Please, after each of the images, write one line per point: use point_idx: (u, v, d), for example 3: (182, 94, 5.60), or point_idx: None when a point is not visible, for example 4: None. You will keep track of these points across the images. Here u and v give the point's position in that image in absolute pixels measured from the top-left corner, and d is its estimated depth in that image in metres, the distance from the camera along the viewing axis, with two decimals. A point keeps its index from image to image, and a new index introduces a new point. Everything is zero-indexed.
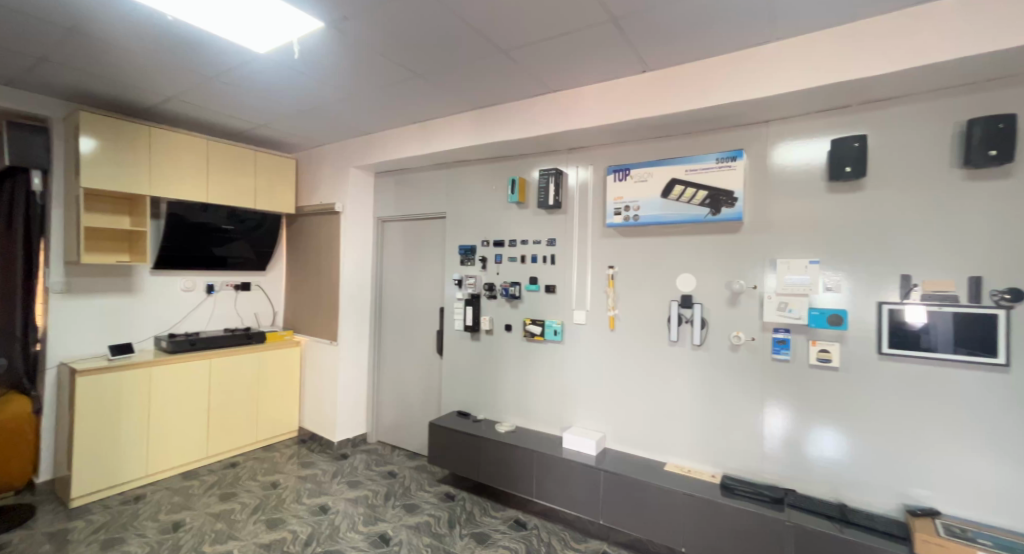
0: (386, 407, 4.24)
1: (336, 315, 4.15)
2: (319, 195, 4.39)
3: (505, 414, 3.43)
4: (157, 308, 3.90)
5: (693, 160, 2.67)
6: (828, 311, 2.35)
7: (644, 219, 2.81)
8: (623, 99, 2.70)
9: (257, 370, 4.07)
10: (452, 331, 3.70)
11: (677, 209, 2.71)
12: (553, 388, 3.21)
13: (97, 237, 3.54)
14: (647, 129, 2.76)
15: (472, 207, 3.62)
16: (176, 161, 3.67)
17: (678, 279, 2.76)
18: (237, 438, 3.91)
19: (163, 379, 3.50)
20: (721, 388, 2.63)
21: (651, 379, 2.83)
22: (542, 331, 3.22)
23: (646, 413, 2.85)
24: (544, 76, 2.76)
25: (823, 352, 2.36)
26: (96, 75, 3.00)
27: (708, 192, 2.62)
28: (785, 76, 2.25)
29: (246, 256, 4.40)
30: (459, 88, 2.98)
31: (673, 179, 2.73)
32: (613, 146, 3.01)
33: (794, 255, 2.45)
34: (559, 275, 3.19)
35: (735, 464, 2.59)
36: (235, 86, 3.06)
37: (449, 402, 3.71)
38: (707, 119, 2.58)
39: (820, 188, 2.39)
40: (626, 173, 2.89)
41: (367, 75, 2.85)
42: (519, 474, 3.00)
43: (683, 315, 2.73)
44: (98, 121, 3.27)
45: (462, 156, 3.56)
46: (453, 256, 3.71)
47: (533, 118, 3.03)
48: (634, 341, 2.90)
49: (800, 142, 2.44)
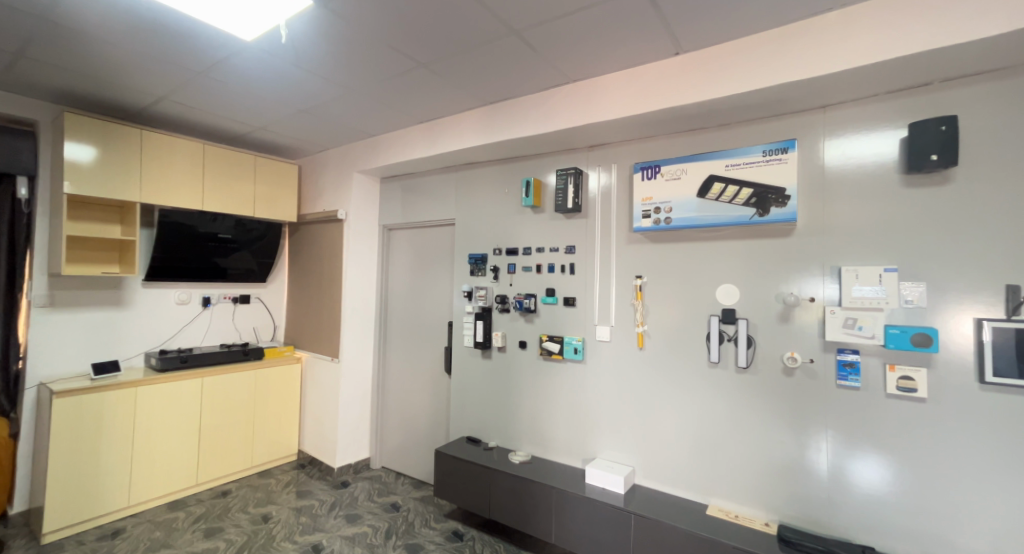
0: (391, 430, 3.92)
1: (338, 330, 3.86)
2: (322, 202, 4.14)
3: (520, 441, 3.07)
4: (148, 322, 3.67)
5: (735, 153, 2.33)
6: (911, 330, 1.96)
7: (676, 222, 2.47)
8: (653, 86, 2.38)
9: (253, 389, 3.79)
10: (462, 349, 3.38)
11: (716, 209, 2.36)
12: (574, 414, 2.86)
13: (82, 247, 3.32)
14: (681, 120, 2.43)
15: (483, 212, 3.32)
16: (169, 166, 3.43)
17: (718, 290, 2.40)
18: (229, 464, 3.62)
19: (149, 400, 3.24)
20: (773, 420, 2.24)
21: (689, 408, 2.46)
22: (561, 349, 2.88)
23: (682, 446, 2.48)
24: (562, 63, 2.45)
25: (906, 381, 1.96)
26: (79, 74, 2.79)
27: (753, 189, 2.27)
28: (850, 52, 1.92)
29: (247, 267, 4.16)
30: (467, 80, 2.69)
31: (711, 176, 2.38)
32: (640, 141, 2.68)
33: (864, 262, 2.07)
34: (580, 287, 2.86)
35: (793, 511, 2.19)
36: (226, 82, 2.82)
37: (458, 427, 3.37)
38: (753, 105, 2.23)
39: (894, 183, 2.02)
40: (655, 170, 2.55)
41: (366, 66, 2.58)
42: (537, 514, 2.64)
43: (725, 332, 2.37)
44: (83, 123, 3.05)
45: (472, 156, 3.27)
46: (462, 265, 3.40)
47: (550, 112, 2.73)
48: (666, 364, 2.54)
49: (870, 129, 2.07)
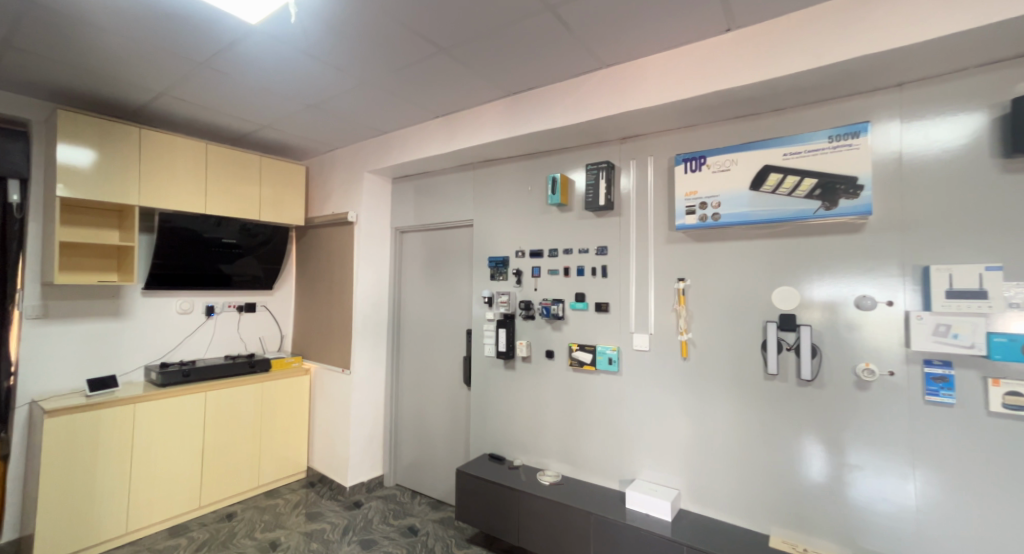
0: (406, 445, 3.69)
1: (348, 339, 3.64)
2: (331, 204, 3.93)
3: (549, 459, 2.83)
4: (148, 333, 3.45)
5: (794, 140, 2.09)
6: (1021, 338, 1.70)
7: (726, 218, 2.23)
8: (699, 68, 2.15)
9: (259, 404, 3.57)
10: (483, 359, 3.14)
11: (773, 203, 2.12)
12: (609, 430, 2.61)
13: (79, 254, 3.10)
14: (729, 105, 2.20)
15: (504, 212, 3.09)
16: (170, 167, 3.23)
17: (776, 293, 2.16)
18: (235, 485, 3.39)
19: (149, 418, 3.02)
20: (843, 441, 2.00)
21: (743, 426, 2.22)
22: (594, 359, 2.64)
23: (736, 469, 2.23)
24: (597, 45, 2.23)
25: (1014, 397, 1.72)
26: (72, 65, 2.59)
27: (817, 179, 2.03)
28: (936, 20, 1.69)
29: (253, 273, 3.95)
30: (491, 66, 2.46)
31: (767, 166, 2.15)
32: (681, 131, 2.45)
33: (958, 261, 1.82)
34: (614, 291, 2.62)
35: (871, 545, 1.94)
36: (231, 74, 2.62)
37: (479, 442, 3.13)
38: (816, 86, 2.00)
39: (987, 170, 1.79)
40: (700, 162, 2.32)
41: (381, 52, 2.37)
42: (572, 545, 2.38)
43: (784, 341, 2.13)
44: (78, 121, 2.85)
45: (491, 152, 3.05)
46: (482, 269, 3.17)
47: (581, 100, 2.50)
48: (715, 375, 2.30)
49: (960, 115, 1.84)
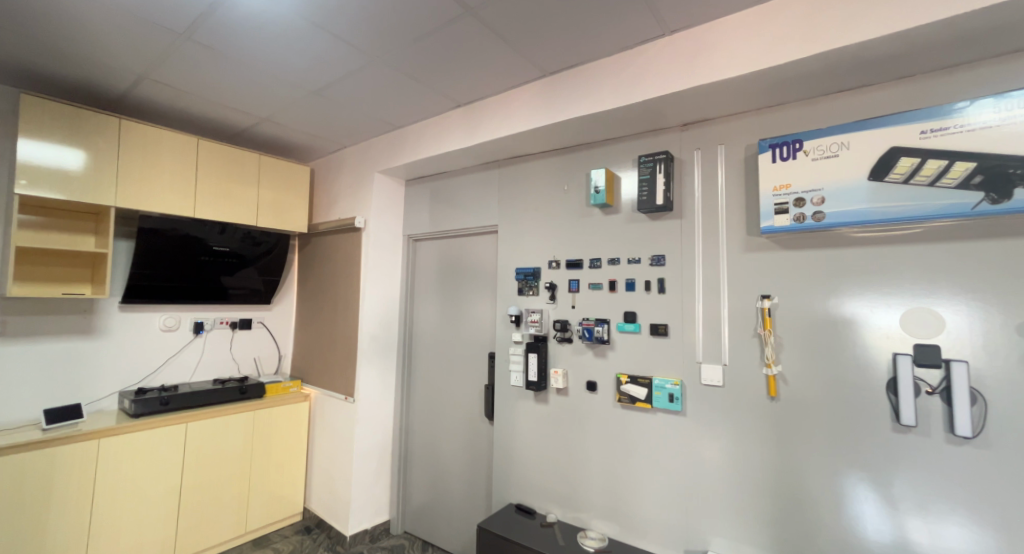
0: (415, 486, 3.18)
1: (352, 362, 3.17)
2: (338, 209, 3.50)
3: (591, 516, 2.30)
4: (126, 354, 3.03)
5: (937, 115, 1.59)
6: None
7: (834, 218, 1.73)
8: (798, 26, 1.67)
9: (248, 437, 3.09)
10: (508, 390, 2.65)
11: (906, 198, 1.63)
12: (671, 486, 2.08)
13: (45, 263, 2.69)
14: (833, 75, 1.72)
15: (535, 215, 2.62)
16: (156, 164, 2.82)
17: (911, 317, 1.66)
18: (216, 533, 2.90)
19: (116, 456, 2.57)
20: (1014, 519, 1.50)
21: (863, 491, 1.71)
22: (649, 395, 2.13)
23: (853, 547, 1.71)
24: (661, 3, 1.78)
25: None
26: (32, 42, 2.21)
27: (974, 166, 1.53)
28: None
29: (251, 286, 3.52)
30: (526, 35, 2.02)
31: (895, 150, 1.65)
32: (763, 112, 1.97)
33: None
34: (675, 311, 2.11)
35: None
36: (219, 49, 2.23)
37: (503, 490, 2.62)
38: (968, 39, 1.52)
39: None
40: (793, 146, 1.82)
41: (392, 15, 1.94)
42: None
43: (922, 380, 1.63)
44: (44, 109, 2.46)
45: (521, 146, 2.59)
46: (508, 284, 2.69)
47: (635, 76, 2.03)
48: (819, 421, 1.78)
49: None
